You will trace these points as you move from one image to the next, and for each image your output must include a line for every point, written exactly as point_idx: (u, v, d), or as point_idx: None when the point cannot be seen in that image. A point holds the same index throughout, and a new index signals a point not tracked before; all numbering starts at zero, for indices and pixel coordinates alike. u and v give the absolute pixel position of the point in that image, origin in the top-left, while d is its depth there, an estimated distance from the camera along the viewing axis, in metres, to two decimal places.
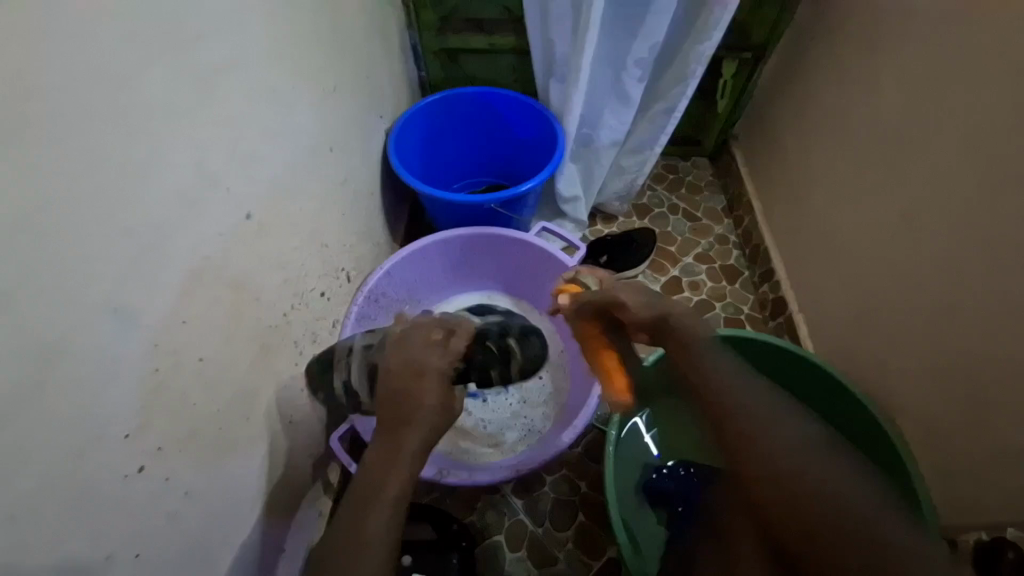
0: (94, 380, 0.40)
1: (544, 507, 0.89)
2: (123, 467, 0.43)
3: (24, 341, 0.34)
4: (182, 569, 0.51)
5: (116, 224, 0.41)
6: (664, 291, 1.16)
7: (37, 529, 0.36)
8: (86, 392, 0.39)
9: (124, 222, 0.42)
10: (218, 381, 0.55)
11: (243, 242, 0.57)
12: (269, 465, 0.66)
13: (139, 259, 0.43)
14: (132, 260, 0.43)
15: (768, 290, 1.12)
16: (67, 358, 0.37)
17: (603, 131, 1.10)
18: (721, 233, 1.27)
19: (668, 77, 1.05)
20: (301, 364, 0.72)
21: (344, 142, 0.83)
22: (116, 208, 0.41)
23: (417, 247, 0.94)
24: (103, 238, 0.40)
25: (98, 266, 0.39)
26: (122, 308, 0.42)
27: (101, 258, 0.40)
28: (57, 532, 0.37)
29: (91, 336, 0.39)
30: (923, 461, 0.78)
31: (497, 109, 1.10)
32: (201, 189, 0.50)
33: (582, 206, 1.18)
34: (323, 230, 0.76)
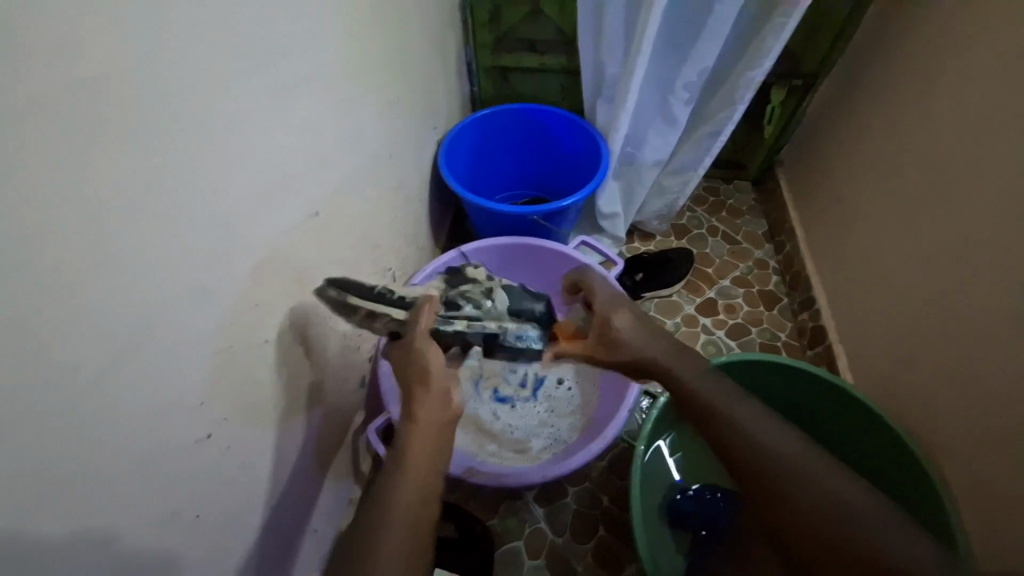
0: (177, 350, 0.45)
1: (565, 517, 0.89)
2: (193, 432, 0.48)
3: (126, 311, 0.39)
4: (230, 533, 0.55)
5: (205, 212, 0.46)
6: (699, 312, 1.15)
7: (122, 478, 0.41)
8: (169, 361, 0.44)
9: (213, 212, 0.47)
10: (275, 363, 0.59)
11: (308, 237, 0.62)
12: (309, 448, 0.70)
13: (221, 245, 0.48)
14: (216, 246, 0.48)
15: (808, 319, 1.10)
16: (159, 328, 0.42)
17: (646, 151, 1.11)
18: (760, 258, 1.25)
19: (716, 101, 1.06)
20: (347, 354, 0.76)
21: (400, 150, 0.88)
22: (207, 199, 0.46)
23: (459, 253, 0.98)
24: (194, 224, 0.45)
25: (189, 249, 0.45)
26: (204, 288, 0.47)
27: (191, 242, 0.45)
28: (137, 482, 0.42)
29: (179, 311, 0.44)
30: (964, 509, 0.75)
31: (543, 125, 1.14)
32: (276, 186, 0.55)
33: (620, 223, 1.19)
34: (376, 231, 0.81)
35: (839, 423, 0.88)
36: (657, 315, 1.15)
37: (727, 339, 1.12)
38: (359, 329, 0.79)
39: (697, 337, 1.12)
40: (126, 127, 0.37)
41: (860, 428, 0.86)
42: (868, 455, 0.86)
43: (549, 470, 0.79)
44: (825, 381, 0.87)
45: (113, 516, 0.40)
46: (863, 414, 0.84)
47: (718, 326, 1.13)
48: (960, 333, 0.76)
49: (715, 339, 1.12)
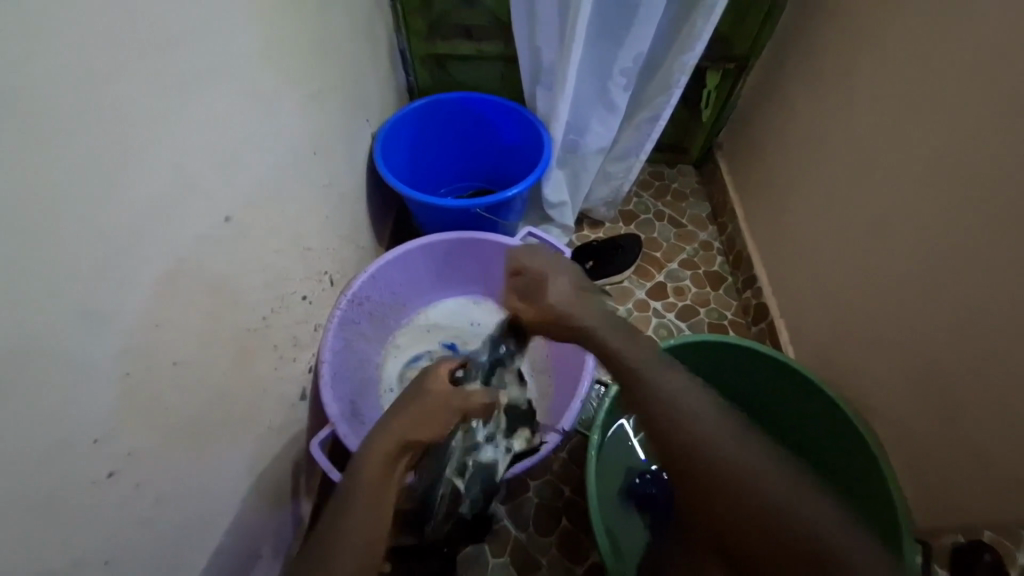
0: (64, 383, 0.39)
1: (528, 512, 0.89)
2: (89, 473, 0.42)
3: None
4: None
5: (88, 222, 0.40)
6: (649, 296, 1.17)
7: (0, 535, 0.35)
8: (55, 397, 0.38)
9: (98, 222, 0.41)
10: (194, 387, 0.54)
11: (223, 243, 0.57)
12: (248, 471, 0.65)
13: (113, 258, 0.43)
14: (105, 259, 0.42)
15: (751, 296, 1.14)
16: (35, 360, 0.37)
17: (589, 138, 1.11)
18: (705, 240, 1.28)
19: (653, 85, 1.06)
20: (281, 368, 0.71)
21: (329, 145, 0.83)
22: (89, 206, 0.40)
23: (400, 252, 0.94)
24: (75, 236, 0.39)
25: (69, 265, 0.39)
26: (94, 308, 0.41)
27: (72, 257, 0.39)
28: (22, 538, 0.37)
29: (61, 337, 0.39)
30: (902, 464, 0.80)
31: (484, 115, 1.11)
32: (179, 191, 0.50)
33: (568, 211, 1.19)
34: (306, 233, 0.75)
35: (784, 394, 0.92)
36: (609, 301, 1.16)
37: (677, 321, 1.14)
38: (294, 340, 0.74)
39: (649, 321, 1.13)
40: None
41: (802, 398, 0.90)
42: (811, 422, 0.90)
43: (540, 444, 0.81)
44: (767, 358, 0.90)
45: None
46: (805, 386, 0.88)
47: (668, 308, 1.15)
48: (888, 302, 0.80)
49: (665, 321, 1.14)
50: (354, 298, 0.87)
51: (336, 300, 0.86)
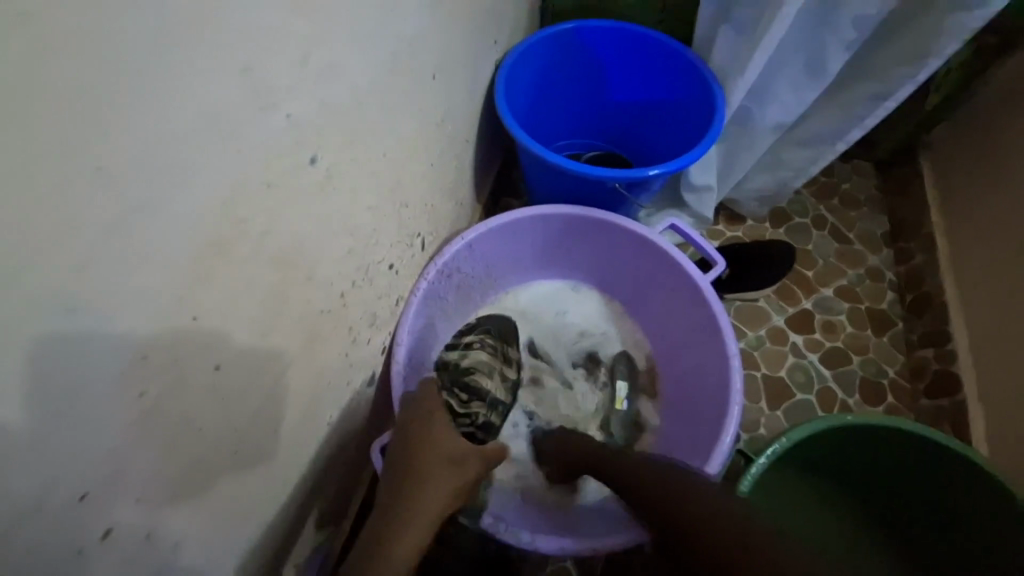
0: (33, 414, 0.25)
1: (597, 560, 0.74)
2: (77, 532, 0.29)
3: None
4: None
5: (79, 157, 0.24)
6: (788, 326, 0.93)
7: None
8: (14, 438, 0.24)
9: (101, 159, 0.25)
10: (238, 391, 0.40)
11: (304, 194, 0.40)
12: (298, 474, 0.53)
13: (124, 216, 0.27)
14: (109, 218, 0.26)
15: (930, 356, 0.87)
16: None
17: (770, 108, 0.83)
18: (875, 266, 0.99)
19: (892, 49, 0.76)
20: (353, 352, 0.57)
21: (450, 68, 0.62)
22: (80, 128, 0.24)
23: (507, 220, 0.75)
24: (52, 178, 0.23)
25: (39, 229, 0.23)
26: (85, 298, 0.26)
27: (46, 214, 0.23)
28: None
29: (27, 345, 0.24)
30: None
31: (638, 56, 0.85)
32: (244, 111, 0.33)
33: (710, 199, 0.94)
34: (406, 185, 0.58)
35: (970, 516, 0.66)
36: (736, 322, 0.93)
37: (821, 367, 0.89)
38: (371, 320, 0.59)
39: (783, 359, 0.90)
40: None
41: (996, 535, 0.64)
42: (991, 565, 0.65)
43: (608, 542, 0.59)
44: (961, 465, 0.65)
45: None
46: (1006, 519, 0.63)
47: (811, 347, 0.91)
48: None
49: (806, 363, 0.89)
50: (444, 268, 0.71)
51: (424, 268, 0.70)
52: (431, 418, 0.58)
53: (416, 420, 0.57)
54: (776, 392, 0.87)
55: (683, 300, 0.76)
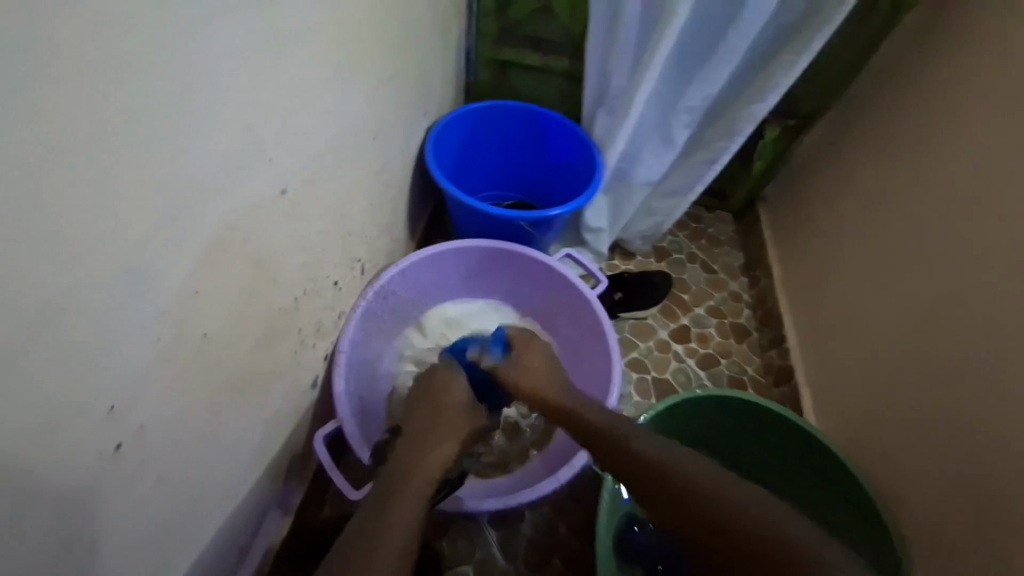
0: (91, 346, 0.36)
1: (519, 541, 0.85)
2: (97, 447, 0.39)
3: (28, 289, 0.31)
4: (136, 559, 0.47)
5: (148, 174, 0.37)
6: (671, 338, 1.14)
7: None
8: (79, 359, 0.35)
9: (158, 176, 0.38)
10: (213, 365, 0.50)
11: (273, 217, 0.54)
12: (250, 456, 0.61)
13: (164, 216, 0.40)
14: (156, 216, 0.39)
15: (776, 356, 1.11)
16: (65, 320, 0.34)
17: (640, 169, 1.08)
18: (735, 290, 1.25)
19: (716, 129, 1.05)
20: (300, 353, 0.68)
21: (388, 132, 0.80)
22: (152, 157, 0.37)
23: (436, 251, 0.91)
24: (131, 189, 0.36)
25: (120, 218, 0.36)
26: (132, 270, 0.38)
27: (126, 211, 0.36)
28: (8, 513, 0.33)
29: (99, 294, 0.36)
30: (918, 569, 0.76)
31: (539, 128, 1.09)
32: (245, 155, 0.47)
33: (604, 239, 1.16)
34: (350, 218, 0.73)
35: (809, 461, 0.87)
36: (631, 336, 1.13)
37: (697, 369, 1.10)
38: (317, 326, 0.71)
39: (668, 363, 1.10)
40: (49, 53, 0.29)
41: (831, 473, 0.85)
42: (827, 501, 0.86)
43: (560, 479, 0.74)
44: (795, 425, 0.86)
45: None
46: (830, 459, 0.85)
47: (689, 354, 1.12)
48: (925, 388, 0.78)
49: (685, 366, 1.10)
50: (381, 290, 0.85)
51: (364, 290, 0.83)
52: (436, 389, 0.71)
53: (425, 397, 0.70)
54: (663, 391, 1.06)
55: (578, 315, 0.95)
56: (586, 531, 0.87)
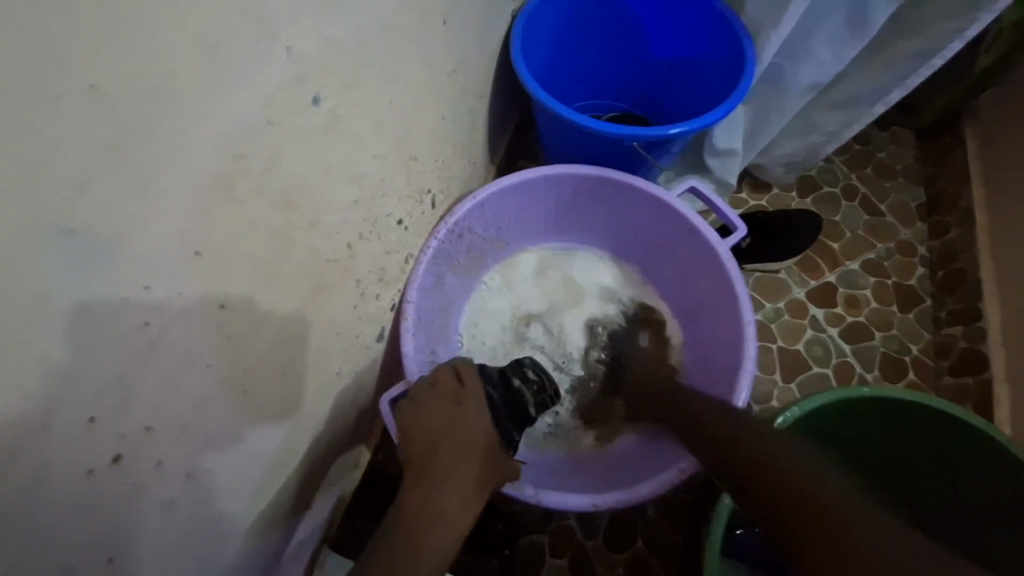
0: (39, 341, 0.25)
1: (600, 521, 0.75)
2: (86, 460, 0.30)
3: None
4: (178, 557, 0.40)
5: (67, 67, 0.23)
6: (809, 299, 0.90)
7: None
8: (20, 357, 0.24)
9: (91, 69, 0.23)
10: (244, 335, 0.40)
11: (308, 136, 0.39)
12: (306, 422, 0.54)
13: (114, 138, 0.26)
14: (99, 135, 0.25)
15: (960, 335, 0.83)
16: None
17: (806, 67, 0.77)
18: (907, 240, 0.94)
19: (946, 0, 0.69)
20: (360, 306, 0.57)
21: (463, 13, 0.59)
22: (66, 39, 0.22)
23: (521, 179, 0.73)
24: (47, 106, 0.22)
25: (24, 141, 0.22)
26: (78, 225, 0.25)
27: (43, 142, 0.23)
28: None
29: (23, 267, 0.24)
30: None
31: (664, 10, 0.81)
32: (249, 42, 0.32)
33: (735, 165, 0.89)
34: (415, 137, 0.56)
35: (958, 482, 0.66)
36: (755, 294, 0.90)
37: (840, 341, 0.87)
38: (380, 274, 0.59)
39: (800, 332, 0.88)
40: None
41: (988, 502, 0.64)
42: None
43: (662, 484, 0.60)
44: (973, 447, 0.63)
45: None
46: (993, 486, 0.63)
47: (832, 321, 0.88)
48: None
49: (824, 337, 0.87)
50: (454, 228, 0.70)
51: (434, 227, 0.69)
52: (455, 417, 0.57)
53: (441, 414, 0.57)
54: (790, 366, 0.86)
55: (702, 271, 0.74)
56: (678, 520, 0.75)
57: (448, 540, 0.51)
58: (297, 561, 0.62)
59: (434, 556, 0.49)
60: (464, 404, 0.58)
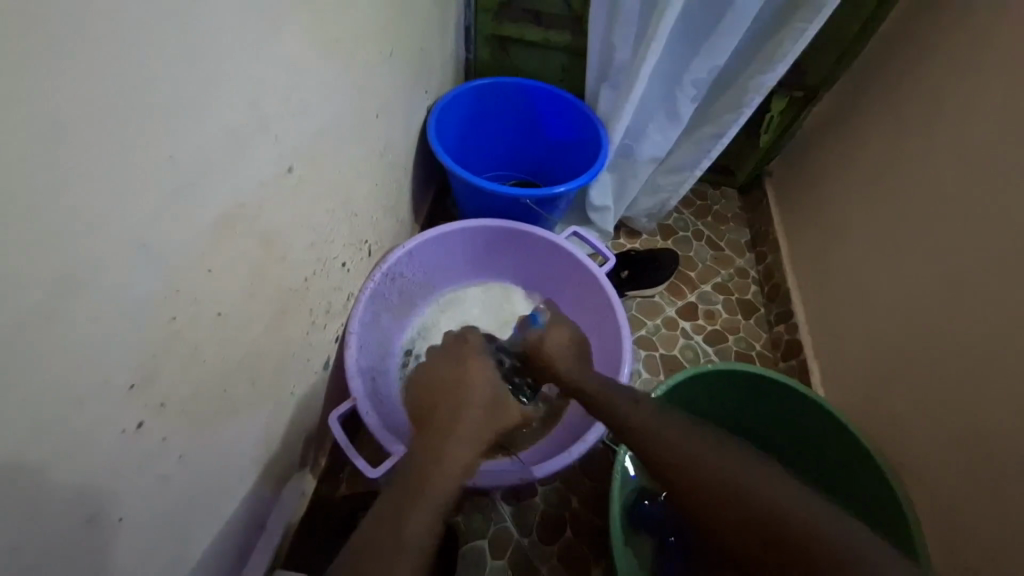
0: (112, 323, 0.36)
1: (532, 516, 0.86)
2: (120, 423, 0.39)
3: (58, 265, 0.31)
4: (161, 535, 0.47)
5: (156, 145, 0.36)
6: (678, 315, 1.14)
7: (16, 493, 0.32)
8: (99, 335, 0.35)
9: (167, 146, 0.37)
10: (228, 345, 0.51)
11: (279, 194, 0.54)
12: (263, 437, 0.62)
13: (173, 189, 0.39)
14: (166, 187, 0.38)
15: (784, 331, 1.11)
16: (80, 299, 0.33)
17: (645, 145, 1.07)
18: (742, 266, 1.25)
19: (723, 101, 1.04)
20: (312, 334, 0.68)
21: (390, 109, 0.79)
22: (159, 130, 0.36)
23: (442, 230, 0.90)
24: (145, 169, 0.36)
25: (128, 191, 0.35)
26: (147, 244, 0.38)
27: (139, 191, 0.36)
28: (37, 491, 0.33)
29: (115, 271, 0.35)
30: (930, 540, 0.76)
31: (542, 106, 1.07)
32: (250, 130, 0.47)
33: (609, 216, 1.15)
34: (355, 198, 0.72)
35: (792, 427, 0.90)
36: (637, 315, 1.13)
37: (704, 345, 1.11)
38: (327, 308, 0.71)
39: (675, 341, 1.10)
40: (61, 21, 0.28)
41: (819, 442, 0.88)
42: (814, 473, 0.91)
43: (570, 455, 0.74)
44: (797, 397, 0.87)
45: (20, 519, 0.33)
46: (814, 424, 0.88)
47: (696, 330, 1.12)
48: (941, 357, 0.78)
49: (693, 343, 1.11)
50: (388, 272, 0.84)
51: (370, 272, 0.83)
52: (461, 380, 0.68)
53: (452, 380, 0.68)
54: (671, 368, 1.07)
55: (589, 295, 0.94)
56: (599, 506, 0.88)
57: (455, 471, 0.57)
58: None
59: (443, 485, 0.55)
60: (468, 369, 0.70)
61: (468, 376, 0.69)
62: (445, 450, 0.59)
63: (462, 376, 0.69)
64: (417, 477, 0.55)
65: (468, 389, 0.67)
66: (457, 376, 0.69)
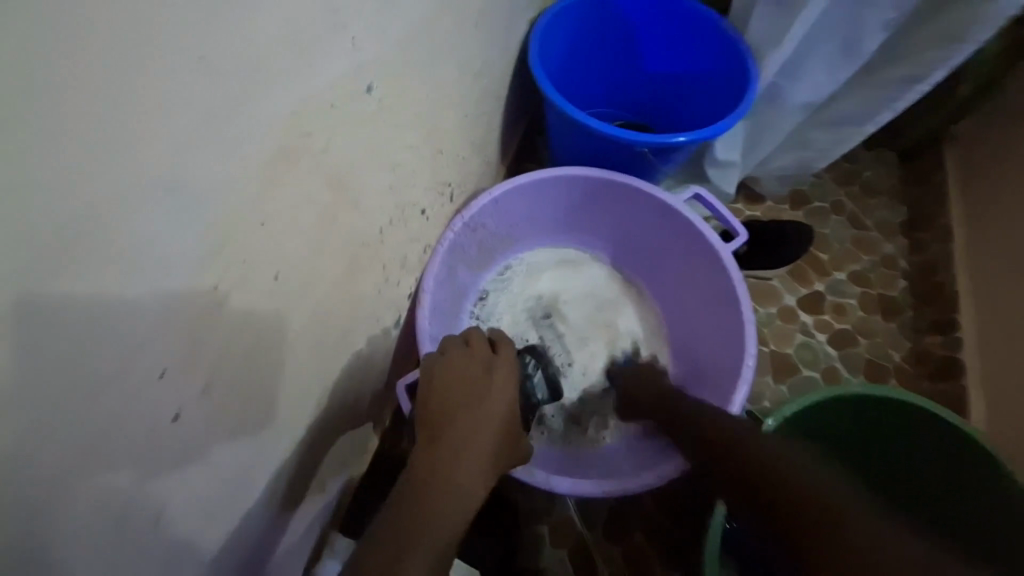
0: (131, 293, 0.27)
1: (599, 510, 0.78)
2: (153, 415, 0.32)
3: (43, 217, 0.22)
4: (213, 514, 0.43)
5: (183, 41, 0.25)
6: (798, 306, 0.94)
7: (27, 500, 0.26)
8: (113, 309, 0.27)
9: (200, 43, 0.26)
10: (286, 307, 0.42)
11: (355, 121, 0.42)
12: (324, 402, 0.56)
13: (212, 108, 0.28)
14: (202, 104, 0.27)
15: (938, 343, 0.89)
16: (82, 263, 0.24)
17: (802, 86, 0.83)
18: (890, 254, 0.99)
19: (934, 29, 0.75)
20: (382, 291, 0.59)
21: (490, 16, 0.62)
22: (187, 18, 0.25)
23: (535, 177, 0.75)
24: (167, 76, 0.25)
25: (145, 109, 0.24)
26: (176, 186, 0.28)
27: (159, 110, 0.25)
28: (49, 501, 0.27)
29: (130, 226, 0.26)
30: None
31: (674, 25, 0.85)
32: (319, 29, 0.34)
33: (733, 175, 0.94)
34: (442, 132, 0.59)
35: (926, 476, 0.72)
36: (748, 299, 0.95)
37: (827, 346, 0.92)
38: (401, 263, 0.61)
39: (791, 337, 0.92)
40: None
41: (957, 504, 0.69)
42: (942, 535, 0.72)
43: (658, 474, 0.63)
44: (948, 445, 0.68)
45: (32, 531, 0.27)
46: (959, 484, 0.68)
47: (820, 327, 0.93)
48: None
49: (812, 342, 0.92)
50: (469, 222, 0.72)
51: (450, 219, 0.71)
52: (477, 390, 0.54)
53: (463, 387, 0.54)
54: (782, 368, 0.90)
55: (702, 273, 0.77)
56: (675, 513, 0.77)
57: (458, 511, 0.48)
58: (306, 542, 0.63)
59: (444, 534, 0.46)
60: (489, 381, 0.56)
61: (488, 389, 0.55)
62: (448, 486, 0.48)
63: (475, 384, 0.55)
64: (413, 509, 0.46)
65: (485, 408, 0.53)
66: (474, 385, 0.55)
